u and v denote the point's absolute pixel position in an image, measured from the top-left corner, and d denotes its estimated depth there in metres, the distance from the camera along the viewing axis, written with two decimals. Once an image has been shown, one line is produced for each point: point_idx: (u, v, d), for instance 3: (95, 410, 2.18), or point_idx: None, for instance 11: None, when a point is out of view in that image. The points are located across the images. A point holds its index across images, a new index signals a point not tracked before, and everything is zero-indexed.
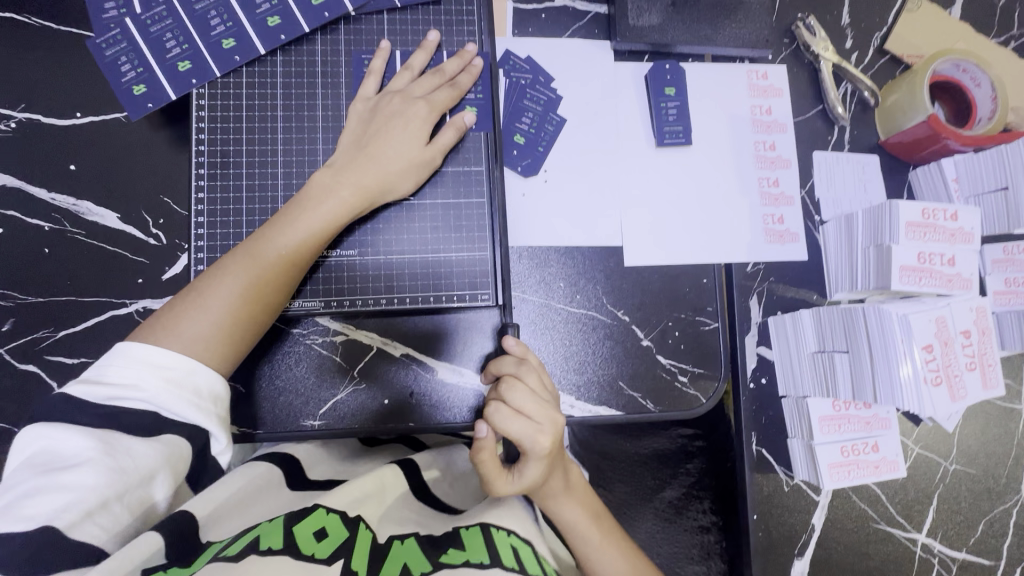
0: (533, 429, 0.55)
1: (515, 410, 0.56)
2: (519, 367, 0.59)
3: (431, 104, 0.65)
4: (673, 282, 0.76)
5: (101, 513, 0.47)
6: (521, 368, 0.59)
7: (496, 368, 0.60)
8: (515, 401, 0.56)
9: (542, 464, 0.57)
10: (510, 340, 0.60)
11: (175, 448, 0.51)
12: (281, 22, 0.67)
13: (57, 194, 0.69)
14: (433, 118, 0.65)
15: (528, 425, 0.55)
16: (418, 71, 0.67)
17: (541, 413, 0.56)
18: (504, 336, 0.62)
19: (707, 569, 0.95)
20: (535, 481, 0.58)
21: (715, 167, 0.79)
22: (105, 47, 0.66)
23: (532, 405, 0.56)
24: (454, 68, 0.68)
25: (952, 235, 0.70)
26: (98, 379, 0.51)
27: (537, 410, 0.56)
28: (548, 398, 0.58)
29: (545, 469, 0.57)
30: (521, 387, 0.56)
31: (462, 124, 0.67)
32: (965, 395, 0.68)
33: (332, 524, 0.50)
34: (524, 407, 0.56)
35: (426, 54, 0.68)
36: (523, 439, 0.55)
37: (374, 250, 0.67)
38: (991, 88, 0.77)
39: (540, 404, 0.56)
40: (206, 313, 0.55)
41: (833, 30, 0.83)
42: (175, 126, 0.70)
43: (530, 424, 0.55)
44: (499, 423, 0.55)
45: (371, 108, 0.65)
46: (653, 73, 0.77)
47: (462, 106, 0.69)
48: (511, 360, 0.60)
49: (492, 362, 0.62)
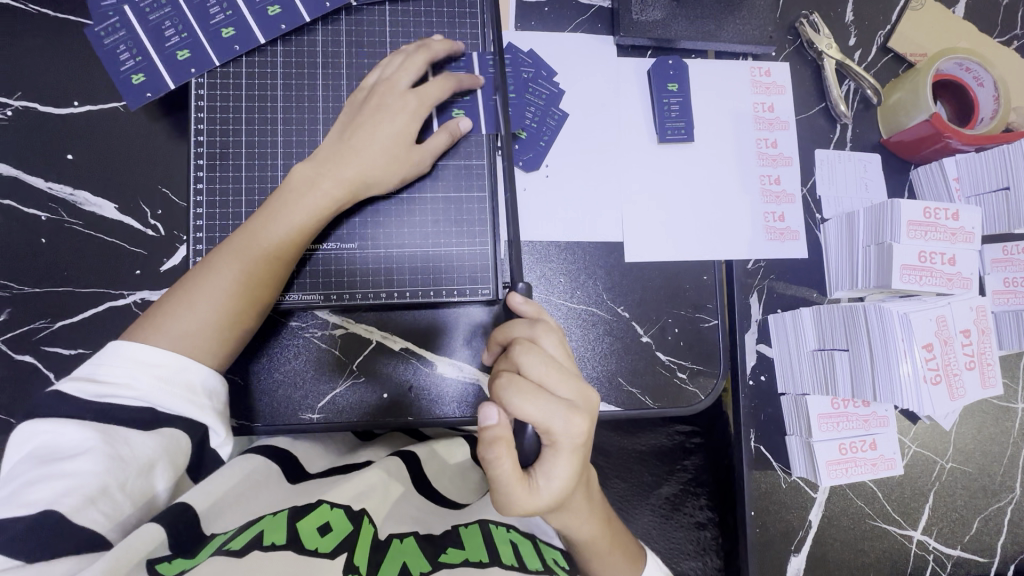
0: (557, 406, 0.53)
1: (536, 385, 0.54)
2: (535, 330, 0.57)
3: (421, 99, 0.64)
4: (674, 279, 0.76)
5: (103, 500, 0.46)
6: (536, 331, 0.57)
7: (508, 333, 0.58)
8: (533, 375, 0.55)
9: (567, 456, 0.55)
10: (518, 299, 0.58)
11: (172, 439, 0.50)
12: (281, 12, 0.66)
13: (54, 183, 0.68)
14: (422, 113, 0.64)
15: (551, 403, 0.54)
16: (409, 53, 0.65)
17: (563, 388, 0.55)
18: (512, 293, 0.59)
19: (703, 565, 0.96)
20: (561, 478, 0.54)
21: (716, 164, 0.79)
22: (104, 35, 0.65)
23: (553, 379, 0.55)
24: (439, 47, 0.66)
25: (953, 234, 0.70)
26: (90, 377, 0.50)
27: (558, 385, 0.55)
28: (572, 370, 0.56)
29: (571, 461, 0.55)
30: (540, 360, 0.55)
31: (455, 129, 0.66)
32: (964, 394, 0.68)
33: (335, 519, 0.50)
34: (546, 382, 0.54)
35: (447, 42, 0.67)
36: (547, 420, 0.53)
37: (374, 243, 0.66)
38: (994, 88, 0.77)
39: (561, 376, 0.55)
40: (192, 310, 0.55)
41: (836, 28, 0.83)
42: (174, 116, 0.70)
43: (552, 401, 0.54)
44: (520, 402, 0.53)
45: (365, 95, 0.64)
46: (655, 69, 0.77)
47: (451, 109, 0.68)
48: (524, 325, 0.58)
49: (503, 329, 0.60)
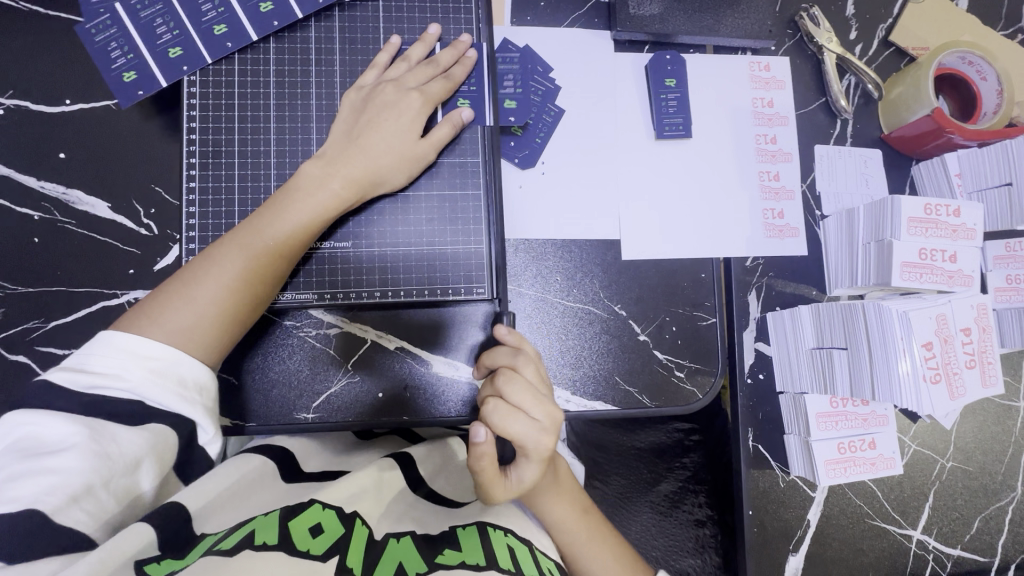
0: (532, 427, 0.53)
1: (515, 408, 0.54)
2: (516, 359, 0.57)
3: (425, 95, 0.64)
4: (672, 277, 0.75)
5: (86, 499, 0.46)
6: (517, 360, 0.57)
7: (492, 360, 0.58)
8: (513, 398, 0.54)
9: (543, 468, 0.55)
10: (504, 329, 0.59)
11: (161, 437, 0.50)
12: (274, 8, 0.65)
13: (46, 182, 0.68)
14: (426, 111, 0.64)
15: (529, 425, 0.53)
16: (414, 60, 0.66)
17: (539, 409, 0.54)
18: (497, 325, 0.61)
19: (702, 562, 0.96)
20: (534, 482, 0.55)
21: (714, 161, 0.78)
22: (94, 32, 0.64)
23: (530, 402, 0.54)
24: (447, 59, 0.67)
25: (954, 231, 0.69)
26: (80, 367, 0.50)
27: (536, 407, 0.54)
28: (547, 393, 0.56)
29: (546, 472, 0.56)
30: (520, 384, 0.54)
31: (458, 121, 0.65)
32: (964, 393, 0.67)
33: (327, 520, 0.50)
34: (524, 404, 0.54)
35: (454, 49, 0.67)
36: (524, 440, 0.53)
37: (369, 242, 0.66)
38: (997, 82, 0.76)
39: (538, 400, 0.54)
40: (189, 303, 0.54)
41: (837, 21, 0.82)
42: (167, 114, 0.69)
43: (529, 422, 0.53)
44: (500, 422, 0.53)
45: (364, 98, 0.64)
46: (652, 64, 0.76)
47: (457, 99, 0.68)
48: (506, 351, 0.58)
49: (487, 355, 0.59)
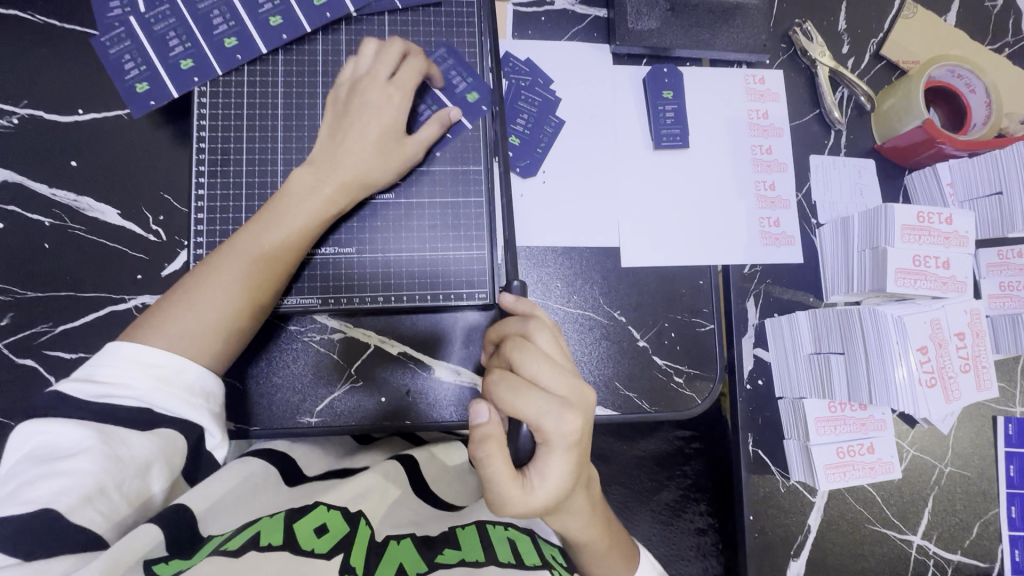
0: (550, 403, 0.53)
1: (527, 380, 0.54)
2: (527, 326, 0.58)
3: (403, 88, 0.65)
4: (670, 284, 0.76)
5: (100, 499, 0.47)
6: (529, 327, 0.58)
7: (502, 331, 0.59)
8: (526, 372, 0.55)
9: (561, 453, 0.54)
10: (509, 297, 0.60)
11: (170, 441, 0.51)
12: (282, 22, 0.67)
13: (58, 190, 0.69)
14: (408, 103, 0.66)
15: (543, 400, 0.53)
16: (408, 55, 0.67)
17: (555, 383, 0.55)
18: (504, 294, 0.61)
19: (702, 570, 0.96)
20: (557, 476, 0.54)
21: (712, 171, 0.79)
22: (109, 45, 0.66)
23: (544, 374, 0.54)
24: (423, 40, 0.68)
25: (946, 238, 0.71)
26: (89, 377, 0.51)
27: (551, 381, 0.55)
28: (565, 367, 0.56)
29: (565, 459, 0.54)
30: (533, 357, 0.55)
31: (446, 119, 0.67)
32: (959, 397, 0.68)
33: (333, 521, 0.51)
34: (537, 378, 0.54)
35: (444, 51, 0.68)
36: (540, 417, 0.53)
37: (372, 247, 0.67)
38: (986, 94, 0.78)
39: (554, 373, 0.55)
40: (193, 311, 0.56)
41: (830, 36, 0.84)
42: (177, 124, 0.71)
43: (545, 398, 0.54)
44: (512, 398, 0.53)
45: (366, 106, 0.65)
46: (650, 76, 0.78)
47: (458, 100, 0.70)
48: (518, 321, 0.59)
49: (497, 328, 0.61)
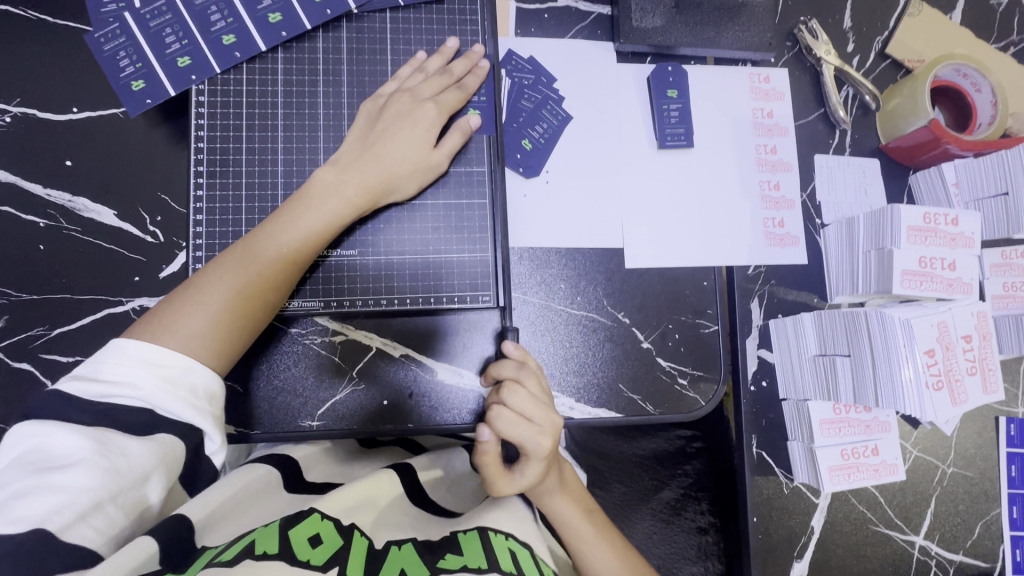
0: (534, 433, 0.54)
1: (516, 413, 0.55)
2: (521, 372, 0.58)
3: (439, 105, 0.65)
4: (675, 285, 0.76)
5: (95, 515, 0.46)
6: (522, 373, 0.58)
7: (497, 371, 0.59)
8: (516, 406, 0.55)
9: (541, 465, 0.56)
10: (509, 344, 0.59)
11: (168, 448, 0.50)
12: (282, 19, 0.66)
13: (52, 190, 0.68)
14: (442, 120, 0.65)
15: (530, 428, 0.55)
16: (429, 71, 0.67)
17: (540, 414, 0.55)
18: (505, 341, 0.61)
19: (705, 569, 0.95)
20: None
21: (716, 171, 0.79)
22: (104, 41, 0.65)
23: (532, 410, 0.55)
24: (461, 69, 0.68)
25: (953, 240, 0.70)
26: (92, 376, 0.50)
27: (538, 415, 0.55)
28: (549, 402, 0.57)
29: (543, 470, 0.56)
30: (523, 396, 0.55)
31: (466, 126, 0.66)
32: (965, 400, 0.68)
33: (326, 530, 0.50)
34: (526, 412, 0.55)
35: (468, 62, 0.68)
36: (524, 442, 0.55)
37: (375, 250, 0.66)
38: (992, 94, 0.77)
39: (539, 407, 0.55)
40: (203, 307, 0.55)
41: (835, 34, 0.83)
42: (174, 122, 0.70)
43: (531, 429, 0.55)
44: (504, 428, 0.55)
45: (380, 107, 0.64)
46: (655, 75, 0.77)
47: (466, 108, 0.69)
48: (511, 366, 0.59)
49: (493, 366, 0.60)
